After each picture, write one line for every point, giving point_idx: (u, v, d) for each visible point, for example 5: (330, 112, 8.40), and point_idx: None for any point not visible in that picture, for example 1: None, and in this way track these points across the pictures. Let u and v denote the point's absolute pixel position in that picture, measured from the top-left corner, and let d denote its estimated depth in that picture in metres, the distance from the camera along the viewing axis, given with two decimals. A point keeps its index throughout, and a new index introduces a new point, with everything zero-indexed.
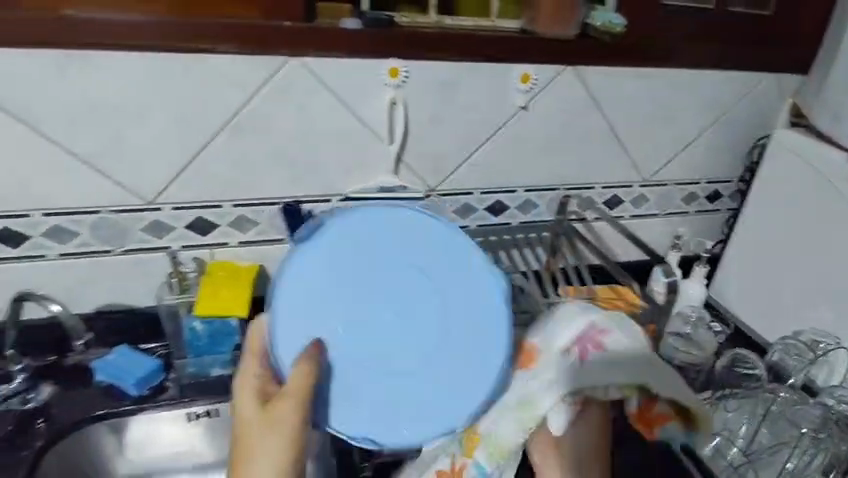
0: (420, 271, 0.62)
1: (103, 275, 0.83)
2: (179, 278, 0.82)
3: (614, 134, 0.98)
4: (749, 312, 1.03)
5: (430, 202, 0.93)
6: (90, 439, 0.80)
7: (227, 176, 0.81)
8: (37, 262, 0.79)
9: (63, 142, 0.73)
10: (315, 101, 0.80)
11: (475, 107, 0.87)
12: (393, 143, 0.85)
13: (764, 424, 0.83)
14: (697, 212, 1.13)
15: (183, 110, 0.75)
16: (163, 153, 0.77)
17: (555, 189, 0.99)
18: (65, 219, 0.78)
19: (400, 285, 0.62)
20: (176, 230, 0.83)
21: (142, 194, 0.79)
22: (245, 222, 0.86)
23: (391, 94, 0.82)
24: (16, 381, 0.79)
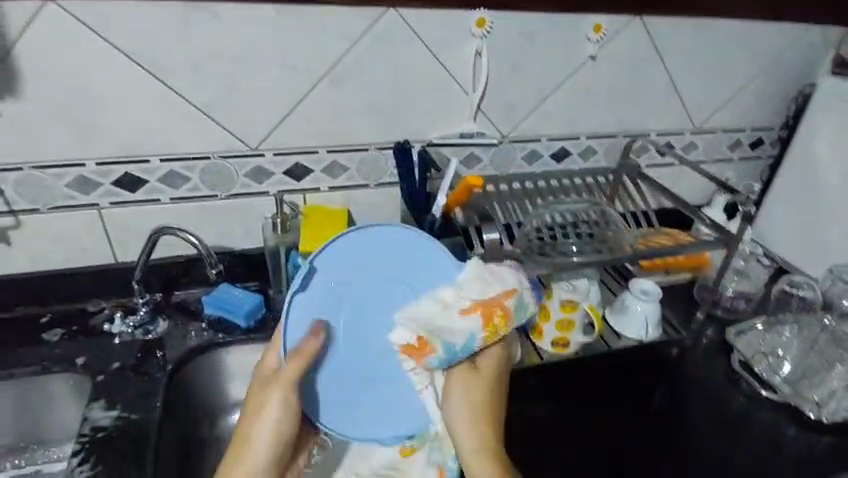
0: (358, 298, 0.72)
1: (208, 219, 0.89)
2: (283, 219, 0.88)
3: (671, 84, 1.04)
4: (790, 249, 1.13)
5: (502, 148, 0.99)
6: (208, 363, 0.88)
7: (325, 124, 0.87)
8: (152, 205, 0.86)
9: (181, 91, 0.79)
10: (407, 51, 0.85)
11: (549, 57, 0.93)
12: (475, 92, 0.92)
13: (818, 345, 0.93)
14: (740, 159, 1.19)
15: (291, 60, 0.81)
16: (270, 102, 0.83)
17: (614, 137, 1.05)
18: (179, 164, 0.84)
19: (374, 309, 0.72)
20: (275, 176, 0.89)
21: (248, 141, 0.85)
22: (337, 168, 0.92)
23: (477, 44, 0.88)
24: (140, 312, 0.88)
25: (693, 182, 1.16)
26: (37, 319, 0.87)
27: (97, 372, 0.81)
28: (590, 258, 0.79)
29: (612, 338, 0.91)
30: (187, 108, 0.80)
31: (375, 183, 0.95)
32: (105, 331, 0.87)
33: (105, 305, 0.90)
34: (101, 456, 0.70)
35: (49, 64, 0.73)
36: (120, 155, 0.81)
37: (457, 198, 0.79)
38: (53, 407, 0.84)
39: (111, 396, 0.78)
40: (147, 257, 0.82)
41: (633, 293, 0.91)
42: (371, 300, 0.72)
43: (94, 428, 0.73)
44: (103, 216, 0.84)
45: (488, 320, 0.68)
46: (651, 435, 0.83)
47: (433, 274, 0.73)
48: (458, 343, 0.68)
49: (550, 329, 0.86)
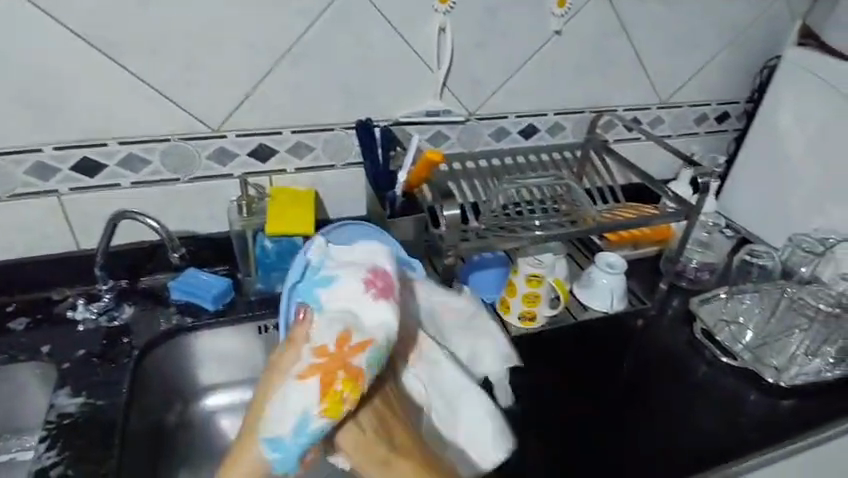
0: None
1: (172, 203, 0.88)
2: (248, 201, 0.87)
3: (637, 58, 1.04)
4: (754, 220, 1.15)
5: (469, 126, 0.99)
6: (177, 348, 0.87)
7: (288, 104, 0.86)
8: (113, 190, 0.84)
9: (138, 72, 0.77)
10: (369, 27, 0.84)
11: (514, 32, 0.92)
12: (440, 69, 0.91)
13: (778, 311, 0.96)
14: (706, 133, 1.21)
15: (251, 39, 0.80)
16: (231, 82, 0.82)
17: (582, 112, 1.06)
18: (138, 147, 0.82)
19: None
20: (239, 157, 0.88)
21: (209, 123, 0.84)
22: (302, 149, 0.91)
23: (440, 20, 0.87)
24: (104, 299, 0.87)
25: (660, 156, 1.17)
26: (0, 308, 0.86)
27: (62, 360, 0.80)
28: (552, 233, 0.80)
29: (579, 311, 0.94)
30: (145, 90, 0.79)
31: (342, 163, 0.94)
32: (70, 318, 0.85)
33: (69, 293, 0.89)
34: (67, 442, 0.70)
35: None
36: (77, 139, 0.79)
37: (417, 174, 0.78)
38: (20, 396, 0.83)
39: (77, 384, 0.77)
40: (107, 243, 0.81)
41: (599, 267, 0.93)
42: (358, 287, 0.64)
43: (59, 415, 0.73)
44: (63, 202, 0.83)
45: (330, 370, 0.49)
46: (630, 404, 0.83)
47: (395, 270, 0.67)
48: (286, 434, 0.48)
49: (516, 303, 0.87)
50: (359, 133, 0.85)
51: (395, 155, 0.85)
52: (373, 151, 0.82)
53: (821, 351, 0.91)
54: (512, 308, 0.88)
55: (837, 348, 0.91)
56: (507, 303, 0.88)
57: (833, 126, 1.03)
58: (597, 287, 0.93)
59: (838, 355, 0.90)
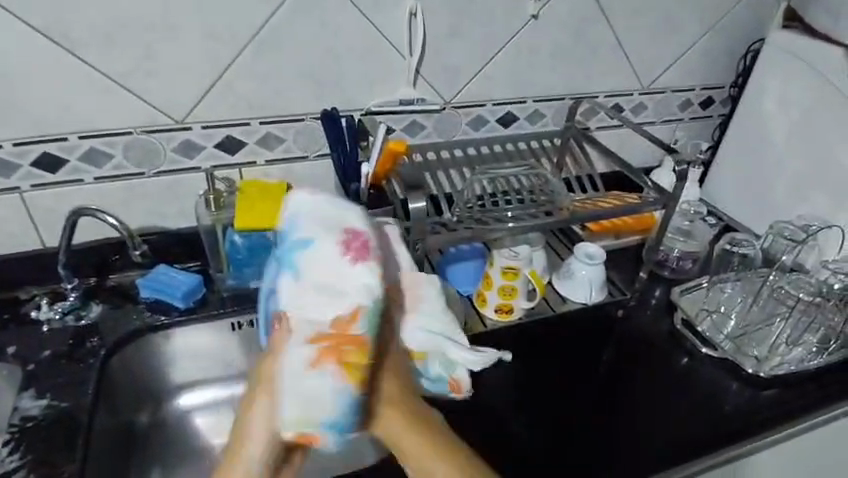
0: None
1: (139, 198, 0.86)
2: (215, 196, 0.85)
3: (617, 42, 1.02)
4: (737, 207, 1.14)
5: (446, 114, 0.96)
6: (146, 346, 0.85)
7: (255, 94, 0.84)
8: (75, 186, 0.82)
9: (96, 63, 0.75)
10: (336, 13, 0.81)
11: (489, 16, 0.90)
12: (412, 56, 0.88)
13: (759, 299, 0.95)
14: (690, 119, 1.19)
15: (212, 26, 0.77)
16: (193, 72, 0.79)
17: (561, 99, 1.03)
18: (100, 141, 0.80)
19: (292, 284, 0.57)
20: (206, 150, 0.85)
21: (173, 114, 0.81)
22: (272, 140, 0.88)
23: (411, 5, 0.84)
24: (70, 298, 0.84)
25: (644, 143, 1.15)
26: None
27: (27, 361, 0.78)
28: (525, 224, 0.78)
29: (557, 303, 0.93)
30: (103, 81, 0.76)
31: (314, 155, 0.92)
32: (35, 319, 0.83)
33: (37, 292, 0.86)
34: (30, 445, 0.68)
35: None
36: (36, 133, 0.77)
37: (384, 166, 0.77)
38: None
39: (41, 386, 0.75)
40: (69, 240, 0.79)
41: (578, 258, 0.91)
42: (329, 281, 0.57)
43: (23, 418, 0.71)
44: (24, 199, 0.80)
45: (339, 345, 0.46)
46: (608, 411, 0.79)
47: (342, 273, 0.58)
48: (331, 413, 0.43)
49: (493, 297, 0.86)
50: (325, 122, 0.81)
51: (365, 146, 0.83)
52: (340, 143, 0.79)
53: (803, 340, 0.90)
54: (489, 301, 0.86)
55: (819, 337, 0.90)
56: (484, 297, 0.87)
57: (817, 110, 1.01)
58: (575, 279, 0.91)
59: (820, 343, 0.89)
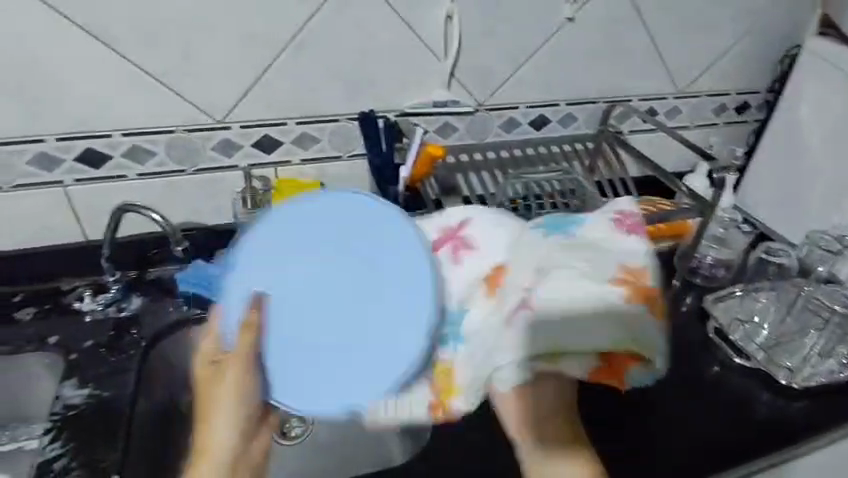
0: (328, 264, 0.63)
1: (178, 194, 0.88)
2: (252, 193, 0.87)
3: (653, 46, 1.00)
4: (771, 216, 1.12)
5: (478, 117, 0.96)
6: (185, 340, 0.87)
7: (291, 95, 0.85)
8: (118, 182, 0.84)
9: (138, 62, 0.76)
10: (373, 15, 0.82)
11: (524, 19, 0.89)
12: (447, 58, 0.88)
13: (792, 311, 0.94)
14: (725, 123, 1.17)
15: (251, 27, 0.78)
16: (233, 72, 0.80)
17: (595, 102, 1.02)
18: (141, 139, 0.81)
19: (321, 261, 0.63)
20: (244, 148, 0.87)
21: (212, 114, 0.83)
22: (307, 140, 0.90)
23: (447, 7, 0.84)
24: (111, 291, 0.87)
25: (676, 148, 1.14)
26: (8, 298, 0.86)
27: (70, 350, 0.80)
28: None
29: None
30: (146, 80, 0.77)
31: (348, 154, 0.93)
32: (77, 309, 0.86)
33: (78, 283, 0.88)
34: (73, 434, 0.70)
35: None
36: (79, 130, 0.79)
37: (419, 172, 0.79)
38: (31, 385, 0.84)
39: (83, 375, 0.77)
40: (113, 235, 0.81)
41: None
42: (377, 264, 0.62)
43: (65, 406, 0.73)
44: (68, 193, 0.83)
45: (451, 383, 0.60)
46: (646, 422, 0.79)
47: (371, 250, 0.63)
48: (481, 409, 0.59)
49: None
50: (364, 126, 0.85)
51: (401, 147, 0.84)
52: (376, 144, 0.81)
53: (836, 353, 0.88)
54: None
55: None
56: None
57: None
58: None
59: None
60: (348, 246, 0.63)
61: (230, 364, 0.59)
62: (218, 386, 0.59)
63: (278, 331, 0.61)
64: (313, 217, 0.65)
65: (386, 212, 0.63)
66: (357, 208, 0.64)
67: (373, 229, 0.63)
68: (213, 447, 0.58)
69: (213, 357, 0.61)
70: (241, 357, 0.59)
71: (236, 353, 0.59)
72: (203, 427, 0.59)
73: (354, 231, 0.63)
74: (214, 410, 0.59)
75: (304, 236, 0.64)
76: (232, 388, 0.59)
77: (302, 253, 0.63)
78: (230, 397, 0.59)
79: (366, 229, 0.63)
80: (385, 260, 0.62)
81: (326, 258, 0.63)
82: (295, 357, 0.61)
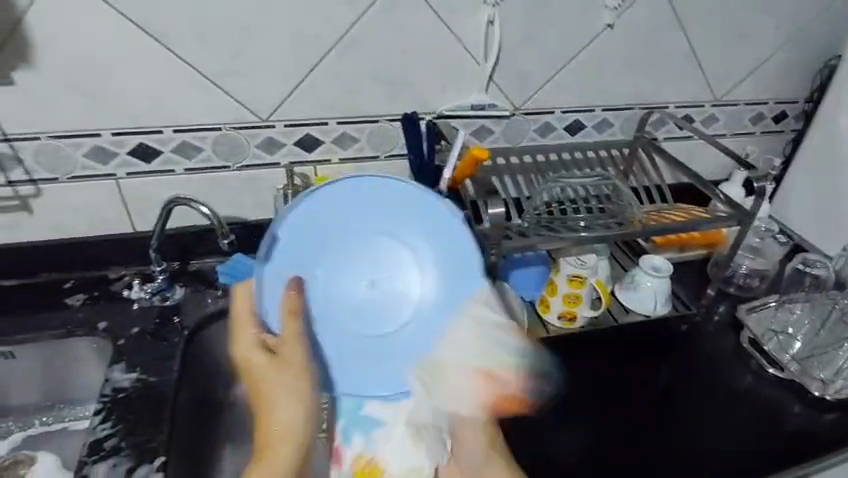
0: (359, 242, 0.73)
1: (222, 189, 0.91)
2: (293, 190, 0.89)
3: (692, 53, 1.00)
4: (807, 226, 1.10)
5: (514, 120, 0.98)
6: (225, 329, 0.90)
7: (334, 96, 0.87)
8: (167, 176, 0.87)
9: (191, 60, 0.79)
10: (417, 19, 0.84)
11: (564, 25, 0.90)
12: (487, 62, 0.90)
13: (827, 323, 0.92)
14: (761, 132, 1.16)
15: (299, 29, 0.80)
16: (280, 73, 0.83)
17: (630, 109, 1.03)
18: (192, 135, 0.85)
19: (375, 245, 0.74)
20: (286, 146, 0.90)
21: (258, 113, 0.85)
22: (347, 139, 0.92)
23: (489, 13, 0.86)
24: (156, 280, 0.90)
25: (711, 156, 1.13)
26: (61, 284, 0.90)
27: (118, 336, 0.84)
28: (597, 233, 0.79)
29: (620, 313, 0.92)
30: (198, 78, 0.80)
31: (386, 154, 0.95)
32: (125, 297, 0.89)
33: (125, 272, 0.93)
34: (122, 416, 0.73)
35: (60, 30, 0.72)
36: (132, 125, 0.82)
37: (463, 172, 0.80)
38: (79, 368, 0.87)
39: (131, 360, 0.81)
40: (162, 227, 0.85)
41: (645, 269, 0.91)
42: (383, 251, 0.74)
43: (114, 389, 0.76)
44: (120, 185, 0.86)
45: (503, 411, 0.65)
46: (675, 427, 0.79)
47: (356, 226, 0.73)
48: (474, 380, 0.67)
49: (557, 302, 0.87)
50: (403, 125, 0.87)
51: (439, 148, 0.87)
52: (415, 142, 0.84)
53: None
54: (552, 307, 0.87)
55: None
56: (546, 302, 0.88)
57: None
58: (638, 290, 0.90)
59: None
60: (372, 231, 0.74)
61: (283, 360, 0.65)
62: (275, 375, 0.64)
63: (347, 322, 0.72)
64: (355, 206, 0.73)
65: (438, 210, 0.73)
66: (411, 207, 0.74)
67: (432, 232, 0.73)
68: (278, 423, 0.62)
69: (262, 338, 0.67)
70: (293, 347, 0.65)
71: (288, 339, 0.66)
72: (261, 406, 0.63)
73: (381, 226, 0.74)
74: (266, 395, 0.63)
75: (357, 228, 0.73)
76: (288, 373, 0.64)
77: (347, 233, 0.73)
78: (283, 388, 0.63)
79: (410, 222, 0.74)
80: (406, 237, 0.74)
81: (362, 242, 0.73)
82: (353, 346, 0.72)
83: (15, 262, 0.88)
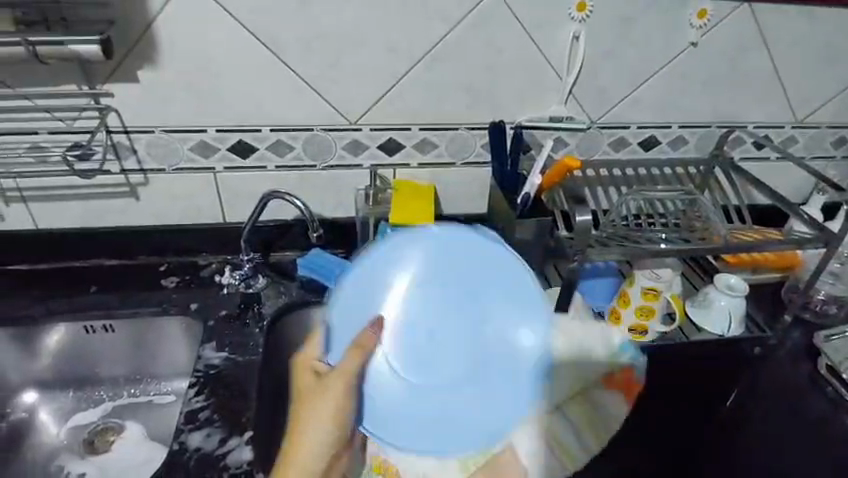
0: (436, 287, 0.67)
1: (308, 186, 0.97)
2: (375, 192, 0.94)
3: (776, 74, 0.99)
4: None
5: (590, 133, 0.99)
6: (303, 318, 0.95)
7: (420, 104, 0.92)
8: (260, 172, 0.94)
9: (293, 66, 0.85)
10: (505, 33, 0.87)
11: (647, 43, 0.92)
12: (568, 77, 0.92)
13: None
14: (842, 157, 1.13)
15: (393, 40, 0.85)
16: (371, 80, 0.88)
17: (707, 127, 1.03)
18: (286, 135, 0.91)
19: (453, 308, 0.67)
20: (370, 149, 0.94)
21: (348, 117, 0.91)
22: (427, 145, 0.96)
23: (575, 28, 0.88)
24: (244, 268, 0.97)
25: (787, 179, 1.12)
26: (157, 267, 0.98)
27: (208, 317, 0.90)
28: (678, 246, 0.80)
29: (692, 332, 0.89)
30: (297, 82, 0.86)
31: (462, 162, 0.99)
32: (215, 282, 0.96)
33: (214, 260, 1.00)
34: (213, 390, 0.78)
35: (184, 35, 0.79)
36: (235, 123, 0.88)
37: (553, 178, 0.82)
38: (169, 345, 0.94)
39: (220, 340, 0.86)
40: (255, 218, 0.91)
41: (721, 289, 0.89)
42: (496, 326, 0.66)
43: (206, 366, 0.82)
44: (218, 178, 0.93)
45: None
46: None
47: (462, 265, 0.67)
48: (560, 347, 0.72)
49: (628, 314, 0.88)
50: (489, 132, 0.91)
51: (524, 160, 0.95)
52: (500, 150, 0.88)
53: None
54: (623, 318, 0.88)
55: None
56: (617, 314, 0.89)
57: None
58: (715, 309, 0.88)
59: None
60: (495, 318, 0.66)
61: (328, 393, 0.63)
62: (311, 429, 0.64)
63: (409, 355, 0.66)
64: (419, 257, 0.68)
65: (495, 252, 0.66)
66: (470, 245, 0.67)
67: (429, 241, 0.67)
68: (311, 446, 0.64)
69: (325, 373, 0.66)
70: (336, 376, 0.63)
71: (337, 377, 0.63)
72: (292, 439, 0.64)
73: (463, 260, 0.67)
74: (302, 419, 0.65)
75: (399, 286, 0.68)
76: (330, 408, 0.63)
77: (457, 293, 0.67)
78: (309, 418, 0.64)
79: (514, 291, 0.65)
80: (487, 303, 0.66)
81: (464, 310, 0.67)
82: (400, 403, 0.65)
83: (120, 244, 0.96)
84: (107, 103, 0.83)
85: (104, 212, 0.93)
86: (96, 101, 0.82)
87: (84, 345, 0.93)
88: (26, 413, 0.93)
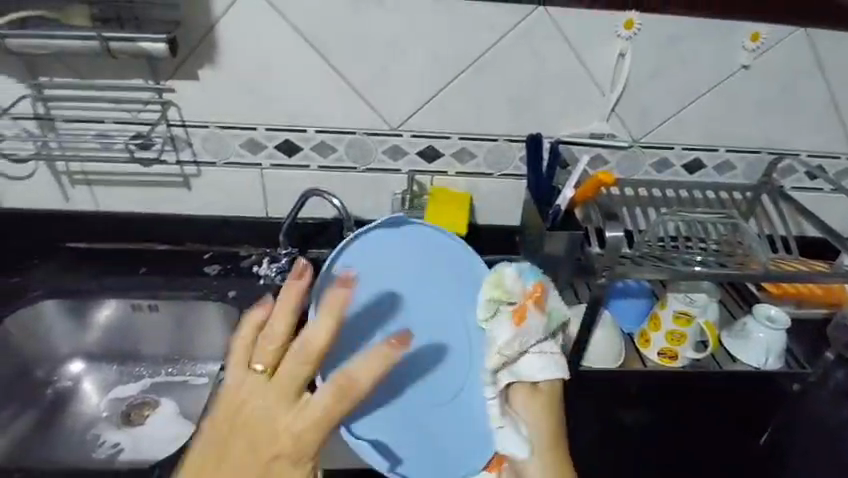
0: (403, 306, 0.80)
1: (347, 186, 1.00)
2: (411, 196, 0.97)
3: (833, 102, 0.95)
4: None
5: (632, 152, 0.98)
6: None
7: (461, 113, 0.93)
8: (303, 170, 0.97)
9: (342, 70, 0.88)
10: (550, 48, 0.88)
11: (696, 63, 0.90)
12: (611, 94, 0.92)
13: None
14: None
15: (438, 50, 0.88)
16: (414, 88, 0.91)
17: (756, 153, 1.00)
18: (330, 136, 0.94)
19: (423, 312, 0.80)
20: (410, 155, 0.97)
21: (390, 122, 0.94)
22: (466, 154, 0.98)
23: (622, 45, 0.88)
24: (281, 261, 0.99)
25: (841, 212, 1.06)
26: (201, 254, 1.03)
27: (244, 305, 0.95)
28: (713, 270, 0.78)
29: (725, 361, 0.87)
30: (344, 86, 0.90)
31: (499, 173, 1.00)
32: (253, 272, 1.00)
33: (254, 252, 1.04)
34: None
35: (243, 37, 0.84)
36: (283, 122, 0.93)
37: (586, 192, 0.81)
38: (206, 329, 0.99)
39: None
40: (295, 214, 0.95)
41: (758, 320, 0.86)
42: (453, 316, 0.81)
43: None
44: (264, 174, 0.97)
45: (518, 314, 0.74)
46: None
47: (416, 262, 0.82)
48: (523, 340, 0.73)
49: (659, 338, 0.86)
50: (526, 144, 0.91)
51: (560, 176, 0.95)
52: (537, 164, 0.89)
53: None
54: (653, 342, 0.86)
55: None
56: (647, 337, 0.87)
57: None
58: (748, 340, 0.86)
59: None
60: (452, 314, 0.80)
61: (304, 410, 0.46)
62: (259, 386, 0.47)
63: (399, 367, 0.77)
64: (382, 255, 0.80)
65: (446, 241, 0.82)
66: (419, 241, 0.82)
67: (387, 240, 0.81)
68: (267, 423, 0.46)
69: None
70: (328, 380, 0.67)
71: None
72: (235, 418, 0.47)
73: (411, 260, 0.81)
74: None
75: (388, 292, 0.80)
76: (245, 364, 0.49)
77: (409, 289, 0.81)
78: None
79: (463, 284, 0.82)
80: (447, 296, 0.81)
81: (429, 321, 0.80)
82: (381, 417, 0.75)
83: (169, 230, 1.02)
84: (168, 98, 0.89)
85: (158, 199, 0.99)
86: (159, 95, 0.89)
87: (130, 323, 0.99)
88: (71, 382, 0.99)
